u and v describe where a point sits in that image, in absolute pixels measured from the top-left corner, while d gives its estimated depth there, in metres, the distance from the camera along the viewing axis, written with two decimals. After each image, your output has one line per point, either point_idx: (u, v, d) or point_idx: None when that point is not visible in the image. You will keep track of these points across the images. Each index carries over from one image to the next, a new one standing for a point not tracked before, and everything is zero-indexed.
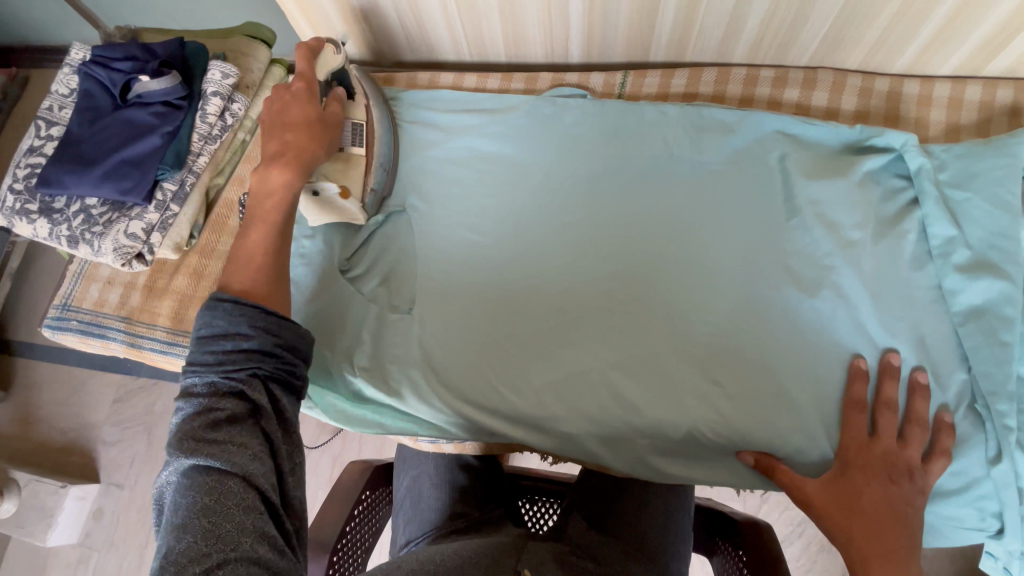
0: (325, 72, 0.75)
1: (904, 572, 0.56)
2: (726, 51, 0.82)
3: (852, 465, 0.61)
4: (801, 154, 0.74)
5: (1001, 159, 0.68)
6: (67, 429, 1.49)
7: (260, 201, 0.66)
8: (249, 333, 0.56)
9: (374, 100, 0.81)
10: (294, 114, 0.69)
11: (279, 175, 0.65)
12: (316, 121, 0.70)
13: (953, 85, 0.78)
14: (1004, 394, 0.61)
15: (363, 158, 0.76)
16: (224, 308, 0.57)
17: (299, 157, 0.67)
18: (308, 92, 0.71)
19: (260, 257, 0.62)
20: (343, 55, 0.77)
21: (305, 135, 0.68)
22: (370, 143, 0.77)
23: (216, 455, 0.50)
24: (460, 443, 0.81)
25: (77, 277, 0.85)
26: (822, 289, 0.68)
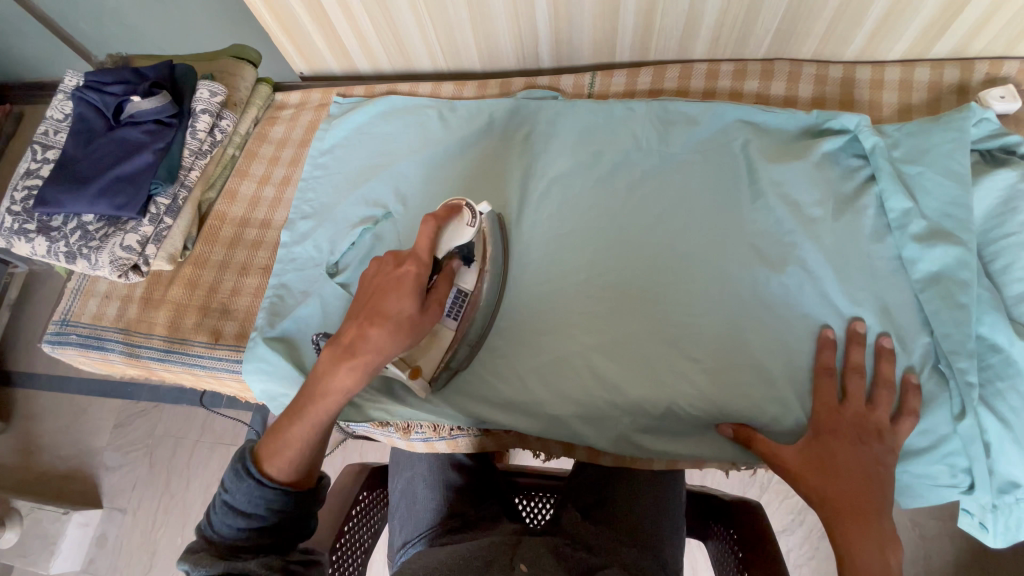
0: (445, 245, 0.67)
1: (875, 527, 0.58)
2: (687, 49, 0.86)
3: (824, 430, 0.63)
4: (763, 140, 0.78)
5: (950, 133, 0.72)
6: (69, 456, 1.50)
7: (313, 387, 0.57)
8: (264, 513, 0.56)
9: (490, 269, 0.74)
10: (389, 311, 0.57)
11: (347, 381, 0.56)
12: (410, 322, 0.58)
13: (902, 68, 0.82)
14: (964, 353, 0.64)
15: (448, 338, 0.71)
16: (247, 482, 0.55)
17: (375, 354, 0.56)
18: (417, 283, 0.59)
19: (296, 452, 0.56)
20: (474, 227, 0.68)
21: (390, 334, 0.57)
22: (462, 320, 0.72)
23: (224, 574, 0.52)
24: (451, 438, 0.83)
25: (75, 294, 0.88)
26: (788, 265, 0.71)
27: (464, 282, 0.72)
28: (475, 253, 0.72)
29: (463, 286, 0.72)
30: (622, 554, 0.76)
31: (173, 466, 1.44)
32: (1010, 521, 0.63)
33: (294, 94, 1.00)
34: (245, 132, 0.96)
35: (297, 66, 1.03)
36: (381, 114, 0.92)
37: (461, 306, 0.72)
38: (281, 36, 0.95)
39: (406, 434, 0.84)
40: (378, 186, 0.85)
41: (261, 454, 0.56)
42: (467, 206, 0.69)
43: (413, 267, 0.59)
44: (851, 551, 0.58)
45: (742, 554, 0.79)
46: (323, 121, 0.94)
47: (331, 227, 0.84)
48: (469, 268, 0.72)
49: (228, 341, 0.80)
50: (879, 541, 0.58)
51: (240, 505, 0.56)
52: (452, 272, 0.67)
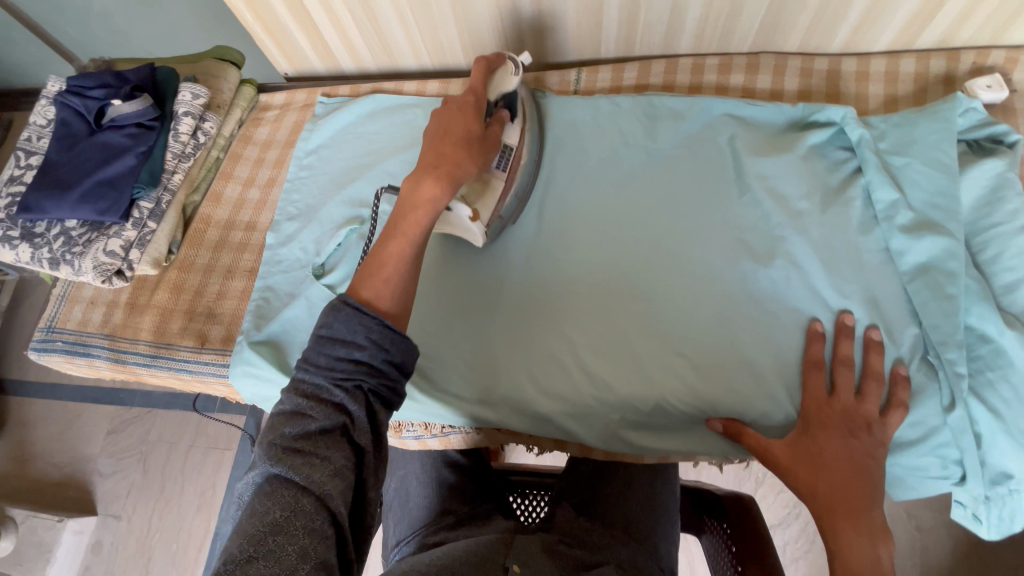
0: (496, 90, 0.70)
1: (866, 520, 0.58)
2: (673, 43, 0.86)
3: (813, 424, 0.63)
4: (750, 133, 0.78)
5: (936, 123, 0.71)
6: (62, 464, 1.49)
7: (403, 208, 0.59)
8: (358, 369, 0.51)
9: (530, 127, 0.78)
10: (458, 128, 0.63)
11: (435, 190, 0.58)
12: (473, 142, 0.64)
13: (888, 59, 0.82)
14: (953, 343, 0.64)
15: (501, 187, 0.73)
16: (347, 311, 0.53)
17: (456, 171, 0.61)
18: (476, 108, 0.66)
19: (394, 275, 0.56)
20: (519, 76, 0.72)
21: (462, 151, 0.62)
22: (511, 174, 0.74)
23: (301, 467, 0.47)
24: (444, 436, 0.84)
25: (60, 300, 0.88)
26: (775, 259, 0.71)
27: (511, 138, 0.74)
28: (517, 105, 0.75)
29: (508, 142, 0.74)
30: (616, 550, 0.76)
31: (167, 471, 1.43)
32: (1004, 513, 0.63)
33: (279, 95, 0.99)
34: (229, 134, 0.95)
35: (281, 67, 1.02)
36: (367, 114, 0.91)
37: (507, 163, 0.74)
38: (264, 38, 0.94)
39: (398, 432, 0.86)
40: (363, 186, 0.84)
41: (359, 290, 0.54)
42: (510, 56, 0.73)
43: (472, 98, 0.67)
44: (841, 544, 0.58)
45: (737, 549, 0.79)
46: (308, 122, 0.93)
47: (317, 228, 0.84)
48: (513, 124, 0.74)
49: (215, 345, 0.80)
50: (869, 534, 0.58)
51: (338, 355, 0.51)
52: (502, 118, 0.72)
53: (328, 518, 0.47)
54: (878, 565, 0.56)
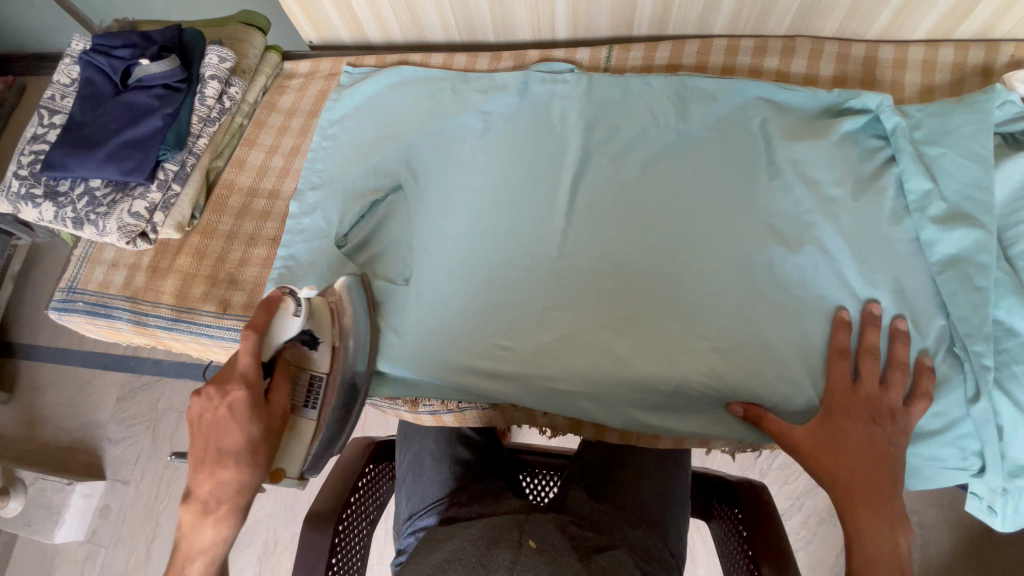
0: (274, 348, 0.63)
1: (884, 506, 0.60)
2: (707, 23, 0.84)
3: (836, 410, 0.63)
4: (782, 118, 0.77)
5: (974, 115, 0.71)
6: (73, 428, 1.50)
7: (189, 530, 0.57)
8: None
9: (345, 343, 0.70)
10: (230, 452, 0.57)
11: (219, 531, 0.56)
12: (257, 451, 0.58)
13: (926, 48, 0.80)
14: (981, 336, 0.63)
15: (311, 427, 0.66)
16: None
17: (237, 491, 0.57)
18: (248, 406, 0.58)
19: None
20: (301, 316, 0.63)
21: (240, 463, 0.57)
22: (322, 407, 0.67)
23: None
24: (459, 411, 0.83)
25: (82, 262, 0.88)
26: (804, 245, 0.71)
27: (318, 367, 0.67)
28: (317, 331, 0.67)
29: (316, 370, 0.67)
30: (628, 534, 0.76)
31: (177, 439, 1.44)
32: (1021, 504, 0.63)
33: (304, 64, 0.98)
34: (254, 101, 0.94)
35: (306, 35, 1.01)
36: (392, 86, 0.90)
37: (318, 394, 0.67)
38: (291, 4, 0.93)
39: (415, 407, 0.84)
40: (388, 159, 0.84)
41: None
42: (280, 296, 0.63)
43: (236, 394, 0.58)
44: (859, 527, 0.60)
45: (748, 533, 0.79)
46: (333, 92, 0.93)
47: (340, 199, 0.83)
48: (317, 349, 0.67)
49: (236, 311, 0.80)
50: (889, 520, 0.59)
51: None
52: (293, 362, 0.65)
53: None
54: (895, 551, 0.58)
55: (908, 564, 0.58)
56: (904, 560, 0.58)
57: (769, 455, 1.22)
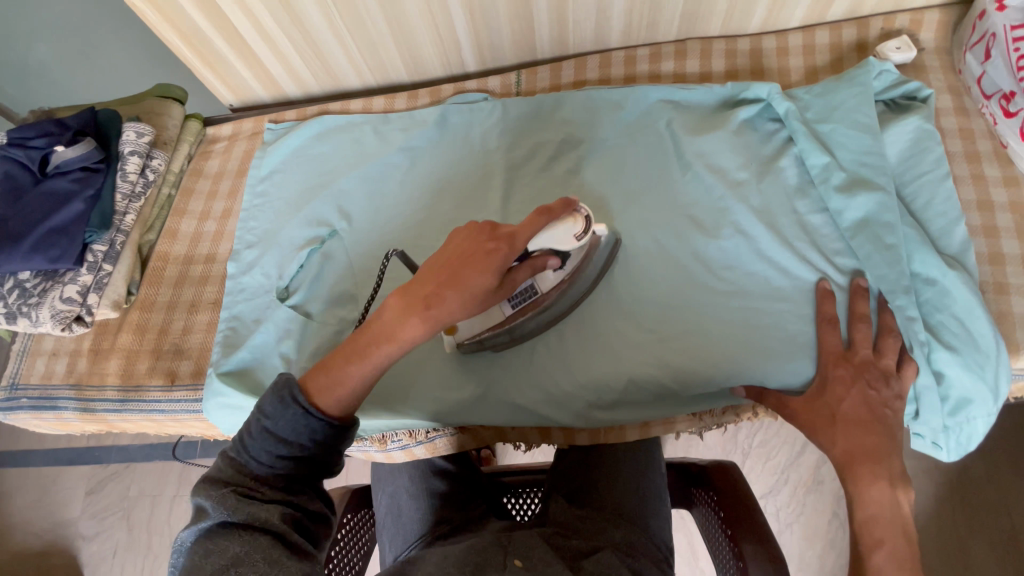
0: (543, 242, 0.63)
1: (886, 464, 0.60)
2: (603, 38, 0.90)
3: (834, 377, 0.65)
4: (684, 116, 0.82)
5: (854, 88, 0.76)
6: (42, 532, 1.42)
7: (377, 327, 0.53)
8: (304, 446, 0.53)
9: (574, 282, 0.71)
10: (467, 283, 0.53)
11: (416, 332, 0.51)
12: (479, 298, 0.54)
13: (803, 34, 0.87)
14: (901, 290, 0.67)
15: (497, 317, 0.71)
16: (293, 409, 0.52)
17: (446, 317, 0.52)
18: (502, 261, 0.54)
19: (352, 385, 0.53)
20: (577, 237, 0.64)
21: (465, 301, 0.53)
22: (519, 312, 0.70)
23: (253, 517, 0.49)
24: (429, 441, 0.89)
25: (20, 357, 0.86)
26: (722, 230, 0.75)
27: (540, 283, 0.69)
28: (569, 258, 0.69)
29: (539, 284, 0.69)
30: (612, 533, 0.76)
31: (154, 524, 1.39)
32: (961, 438, 0.67)
33: (226, 126, 0.99)
34: (179, 169, 0.95)
35: (225, 99, 1.03)
36: (315, 136, 0.92)
37: (524, 300, 0.70)
38: (204, 72, 0.95)
39: (383, 444, 0.90)
40: (321, 208, 0.85)
41: (307, 382, 0.53)
42: (581, 212, 0.65)
43: (504, 245, 0.55)
44: (859, 488, 0.60)
45: (724, 514, 0.80)
46: (257, 150, 0.94)
47: (277, 252, 0.84)
48: (557, 270, 0.69)
49: (185, 381, 0.79)
50: (888, 477, 0.59)
51: (276, 455, 0.52)
52: (535, 265, 0.64)
53: (285, 548, 0.48)
54: (897, 508, 0.58)
55: (909, 521, 0.58)
56: (905, 517, 0.58)
57: (748, 434, 1.25)
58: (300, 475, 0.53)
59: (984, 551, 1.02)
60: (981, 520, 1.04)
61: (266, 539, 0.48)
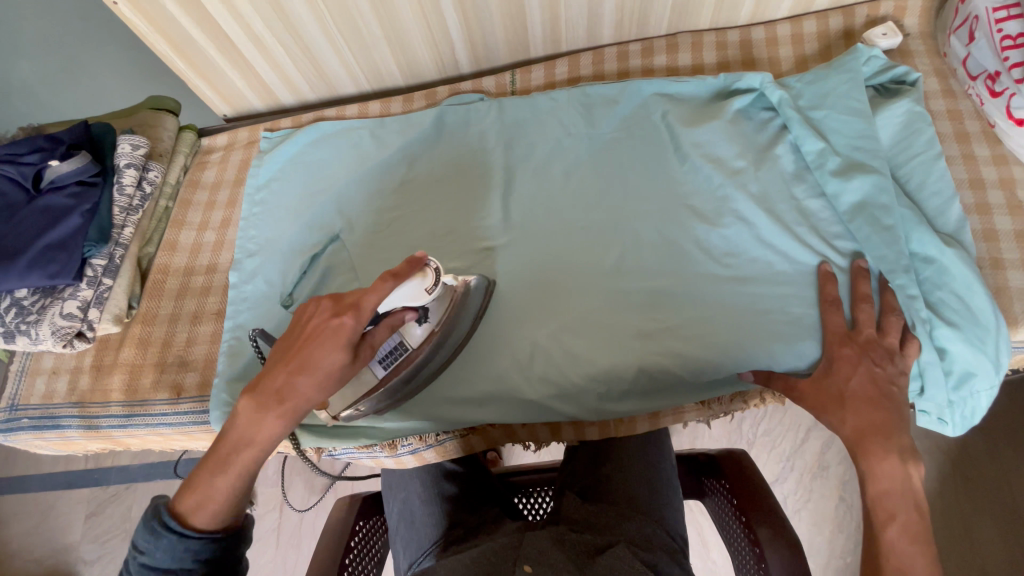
0: (393, 302, 0.62)
1: (896, 440, 0.60)
2: (596, 34, 0.91)
3: (839, 357, 0.66)
4: (679, 108, 0.83)
5: (844, 75, 0.78)
6: (42, 558, 1.39)
7: (237, 431, 0.55)
8: (190, 566, 0.53)
9: (444, 330, 0.71)
10: (318, 366, 0.55)
11: (278, 430, 0.55)
12: (324, 383, 0.56)
13: (792, 24, 0.89)
14: (900, 270, 0.68)
15: (375, 382, 0.70)
16: (167, 538, 0.52)
17: (303, 404, 0.55)
18: (348, 339, 0.56)
19: (224, 494, 0.54)
20: (432, 291, 0.63)
21: (318, 383, 0.56)
22: (393, 372, 0.70)
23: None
24: (439, 444, 0.83)
25: (20, 376, 0.84)
26: (723, 218, 0.76)
27: (409, 338, 0.69)
28: (431, 310, 0.68)
29: (409, 339, 0.69)
30: (624, 528, 0.76)
31: None
32: (966, 411, 0.68)
33: (221, 137, 0.99)
34: (176, 181, 0.94)
35: (219, 109, 1.02)
36: (311, 142, 0.92)
37: (395, 360, 0.70)
38: (199, 83, 0.94)
39: (393, 449, 0.82)
40: (321, 214, 0.85)
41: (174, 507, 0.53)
42: (430, 266, 0.63)
43: (349, 319, 0.55)
44: (871, 465, 0.60)
45: (738, 502, 0.81)
46: (254, 158, 0.94)
47: (279, 259, 0.84)
48: (420, 325, 0.69)
49: (191, 393, 0.78)
50: (899, 452, 0.60)
51: None
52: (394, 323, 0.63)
53: None
54: (908, 483, 0.59)
55: (921, 494, 0.59)
56: (917, 491, 0.59)
57: (753, 422, 1.26)
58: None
59: (990, 528, 1.03)
60: (986, 497, 1.05)
61: None
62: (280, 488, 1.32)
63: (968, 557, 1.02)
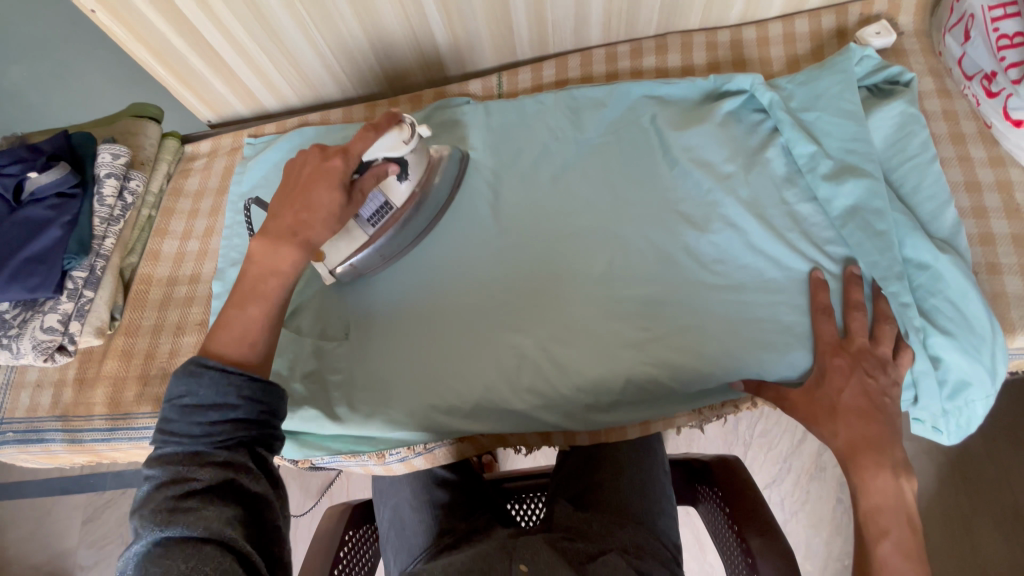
0: (374, 152, 0.67)
1: (888, 453, 0.59)
2: (583, 36, 0.89)
3: (830, 368, 0.64)
4: (668, 111, 0.81)
5: (837, 75, 0.76)
6: (38, 565, 1.39)
7: (259, 273, 0.56)
8: (236, 403, 0.50)
9: (425, 191, 0.77)
10: (319, 203, 0.59)
11: (297, 256, 0.56)
12: (332, 217, 0.60)
13: (783, 23, 0.87)
14: (893, 277, 0.67)
15: (366, 238, 0.75)
16: (210, 374, 0.50)
17: (315, 237, 0.59)
18: (342, 172, 0.61)
19: (258, 332, 0.54)
20: (408, 140, 0.68)
21: (325, 216, 0.59)
22: (380, 229, 0.76)
23: (192, 526, 0.44)
24: (428, 452, 0.80)
25: (3, 390, 0.83)
26: (713, 224, 0.74)
27: (393, 196, 0.74)
28: (410, 166, 0.74)
29: (393, 198, 0.74)
30: (618, 535, 0.75)
31: None
32: (961, 420, 0.67)
33: (204, 143, 0.98)
34: (158, 190, 0.93)
35: (202, 115, 1.01)
36: (295, 148, 0.91)
37: (382, 217, 0.75)
38: (182, 90, 0.93)
39: (381, 458, 0.80)
40: None
41: (212, 345, 0.51)
42: (406, 121, 0.68)
43: (337, 161, 0.61)
44: (863, 479, 0.59)
45: (730, 509, 0.80)
46: (238, 165, 0.93)
47: None
48: (403, 181, 0.73)
49: None
50: (891, 466, 0.59)
51: (209, 423, 0.48)
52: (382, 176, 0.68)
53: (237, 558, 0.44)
54: (901, 497, 0.58)
55: (913, 508, 0.58)
56: (910, 506, 0.58)
57: (749, 423, 1.24)
58: (242, 451, 0.49)
59: (989, 530, 1.02)
60: (985, 498, 1.04)
61: (212, 549, 0.44)
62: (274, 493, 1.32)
63: (966, 560, 1.01)
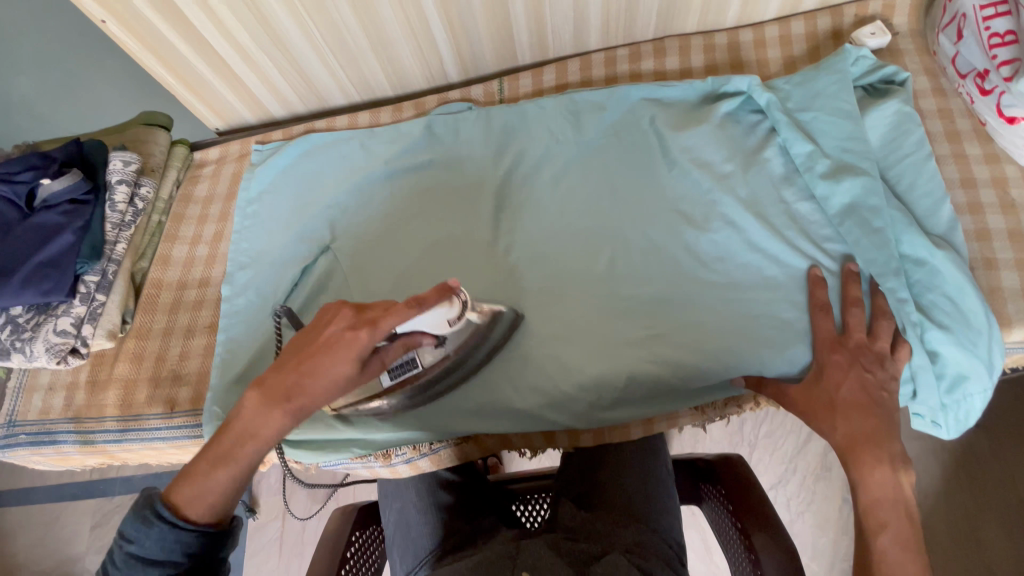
0: (413, 325, 0.62)
1: (887, 447, 0.60)
2: (583, 40, 0.91)
3: (829, 364, 0.65)
4: (667, 113, 0.83)
5: (832, 76, 0.77)
6: (49, 570, 1.40)
7: (241, 428, 0.54)
8: (180, 560, 0.52)
9: (456, 357, 0.71)
10: (324, 372, 0.55)
11: (280, 425, 0.54)
12: (337, 387, 0.56)
13: (779, 25, 0.88)
14: (891, 273, 0.68)
15: (379, 387, 0.69)
16: (159, 528, 0.51)
17: (308, 403, 0.55)
18: (363, 349, 0.56)
19: (220, 494, 0.53)
20: (452, 314, 0.63)
21: (325, 390, 0.55)
22: (399, 383, 0.70)
23: None
24: (433, 453, 0.82)
25: (18, 393, 0.85)
26: (712, 222, 0.75)
27: (422, 359, 0.68)
28: (450, 338, 0.68)
29: (420, 357, 0.68)
30: (621, 536, 0.75)
31: None
32: (960, 414, 0.67)
33: (213, 150, 1.00)
34: (168, 196, 0.95)
35: (210, 123, 1.03)
36: (302, 154, 0.93)
37: (405, 373, 0.68)
38: (190, 98, 0.95)
39: (387, 459, 0.82)
40: (311, 227, 0.85)
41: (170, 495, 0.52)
42: (459, 296, 0.64)
43: (364, 333, 0.55)
44: (862, 474, 0.60)
45: (734, 508, 0.80)
46: (246, 171, 0.94)
47: (272, 271, 0.84)
48: (437, 348, 0.68)
49: (184, 408, 0.79)
50: (890, 460, 0.60)
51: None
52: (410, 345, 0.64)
53: None
54: (900, 491, 0.59)
55: (912, 502, 0.59)
56: (909, 500, 0.58)
57: (754, 424, 1.25)
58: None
59: (994, 526, 1.02)
60: (990, 493, 1.04)
61: None
62: (282, 497, 1.32)
63: (971, 556, 1.01)
